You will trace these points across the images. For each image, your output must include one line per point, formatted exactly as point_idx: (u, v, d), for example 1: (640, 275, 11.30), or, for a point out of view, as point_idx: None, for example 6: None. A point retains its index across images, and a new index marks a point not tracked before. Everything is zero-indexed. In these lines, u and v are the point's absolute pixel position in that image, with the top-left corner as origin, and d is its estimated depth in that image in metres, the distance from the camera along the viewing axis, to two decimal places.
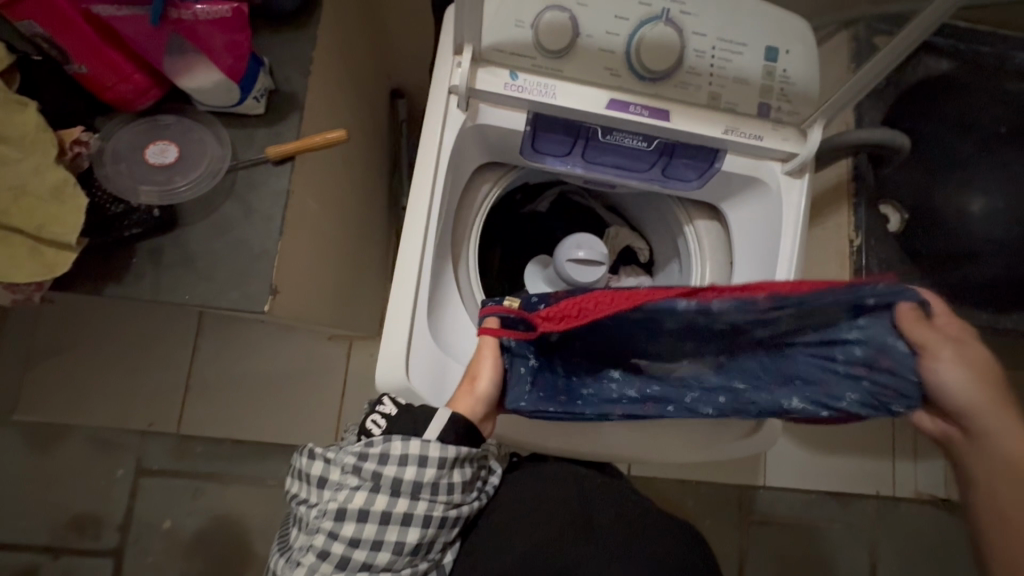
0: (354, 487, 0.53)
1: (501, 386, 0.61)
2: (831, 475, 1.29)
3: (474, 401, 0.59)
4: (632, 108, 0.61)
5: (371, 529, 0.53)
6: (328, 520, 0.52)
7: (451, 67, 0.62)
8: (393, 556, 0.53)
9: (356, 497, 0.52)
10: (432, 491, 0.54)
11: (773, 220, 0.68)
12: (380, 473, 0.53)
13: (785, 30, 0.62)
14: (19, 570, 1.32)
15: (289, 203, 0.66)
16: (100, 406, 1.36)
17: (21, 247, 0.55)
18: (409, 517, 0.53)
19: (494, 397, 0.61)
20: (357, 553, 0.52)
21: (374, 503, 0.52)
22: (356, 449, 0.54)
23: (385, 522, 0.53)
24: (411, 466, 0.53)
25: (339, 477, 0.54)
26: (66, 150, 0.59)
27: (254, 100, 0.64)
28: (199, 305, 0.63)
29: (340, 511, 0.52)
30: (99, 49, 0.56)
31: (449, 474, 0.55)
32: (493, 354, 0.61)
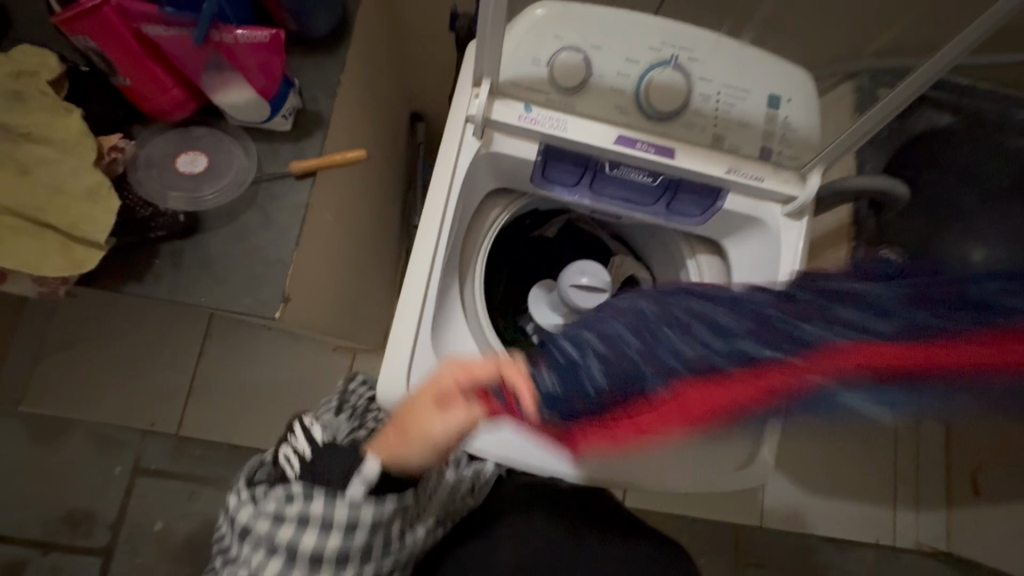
0: (269, 553, 0.51)
1: (431, 461, 0.47)
2: (826, 519, 1.28)
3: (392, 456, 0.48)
4: (638, 145, 0.64)
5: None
6: None
7: (469, 98, 0.65)
8: None
9: (271, 566, 0.51)
10: (360, 553, 0.53)
11: (771, 259, 0.70)
12: (301, 539, 0.51)
13: (789, 79, 0.66)
14: (9, 563, 1.32)
15: (307, 216, 0.69)
16: (106, 403, 1.38)
17: (51, 243, 0.58)
18: None
19: (414, 465, 0.48)
20: None
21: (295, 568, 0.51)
22: (273, 508, 0.51)
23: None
24: (336, 534, 0.51)
25: (259, 536, 0.52)
26: (104, 154, 0.62)
27: (283, 118, 0.68)
28: (213, 307, 0.65)
29: None
30: (144, 64, 0.60)
31: (378, 535, 0.53)
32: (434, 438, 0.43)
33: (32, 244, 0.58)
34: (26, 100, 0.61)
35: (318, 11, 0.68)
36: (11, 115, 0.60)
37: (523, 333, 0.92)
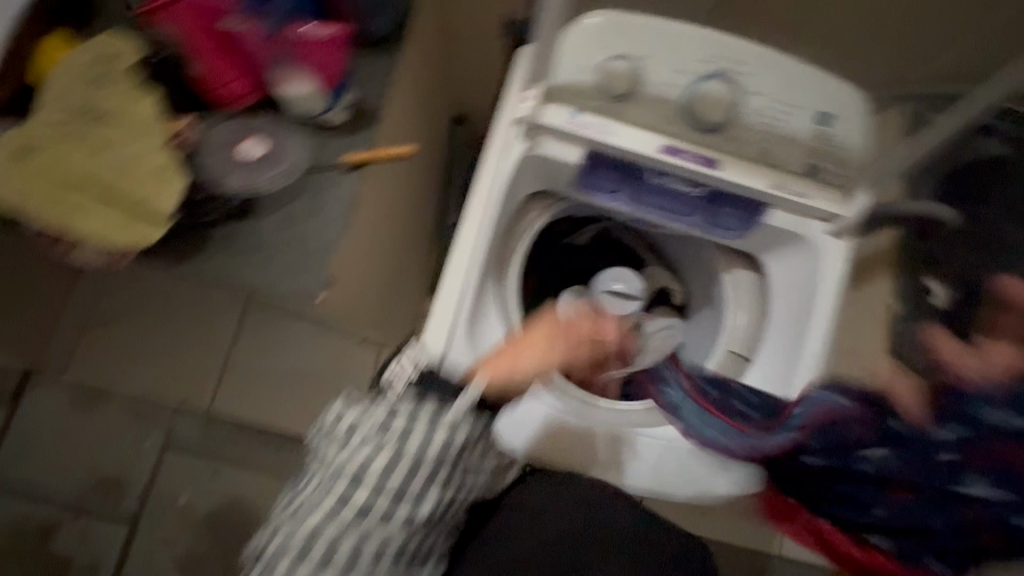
0: (372, 449, 0.56)
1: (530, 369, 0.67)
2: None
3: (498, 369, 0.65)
4: (682, 154, 0.64)
5: (385, 490, 0.55)
6: (344, 476, 0.55)
7: (518, 100, 0.66)
8: (405, 520, 0.57)
9: (375, 458, 0.55)
10: (449, 467, 0.59)
11: (809, 282, 0.71)
12: (405, 440, 0.56)
13: (838, 96, 0.65)
14: (42, 523, 1.39)
15: (352, 207, 0.72)
16: (142, 377, 1.44)
17: (121, 216, 0.63)
18: (422, 487, 0.57)
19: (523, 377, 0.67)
20: (367, 517, 0.55)
21: (395, 467, 0.56)
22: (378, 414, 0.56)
23: (399, 488, 0.56)
24: (435, 437, 0.57)
25: (364, 436, 0.56)
26: (172, 137, 0.67)
27: (339, 111, 0.72)
28: (260, 288, 0.69)
29: (358, 468, 0.55)
30: (217, 56, 0.65)
31: (466, 453, 0.60)
32: (541, 350, 0.68)
33: (104, 214, 0.63)
34: (106, 82, 0.65)
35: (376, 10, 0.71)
36: (95, 96, 0.65)
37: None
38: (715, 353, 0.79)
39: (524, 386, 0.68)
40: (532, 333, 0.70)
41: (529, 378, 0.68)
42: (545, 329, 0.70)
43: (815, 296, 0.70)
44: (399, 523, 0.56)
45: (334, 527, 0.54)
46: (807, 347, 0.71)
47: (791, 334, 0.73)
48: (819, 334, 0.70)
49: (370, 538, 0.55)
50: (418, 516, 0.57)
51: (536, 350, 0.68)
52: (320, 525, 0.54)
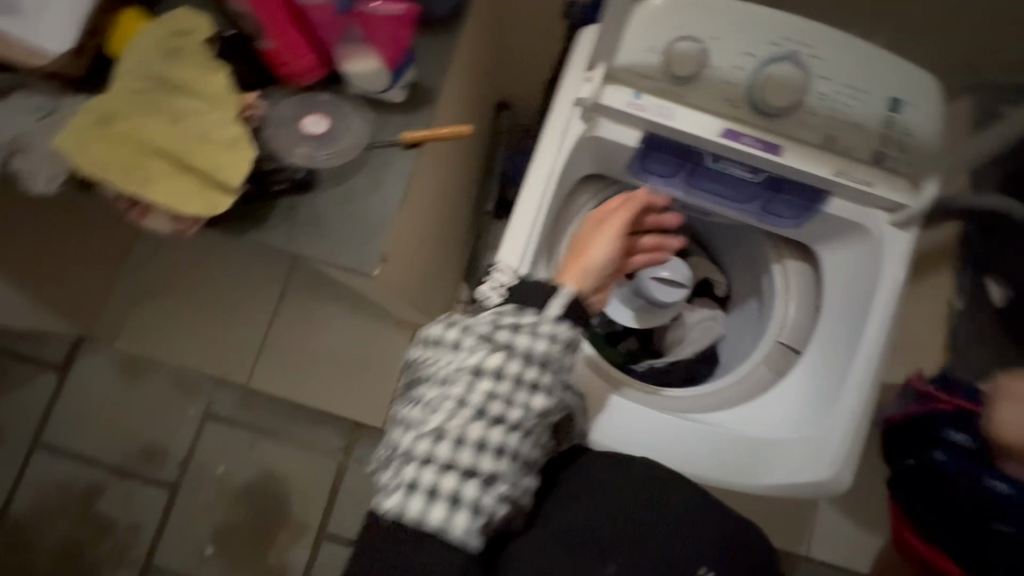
0: (486, 351, 0.53)
1: (610, 259, 0.64)
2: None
3: (581, 271, 0.62)
4: (744, 139, 0.64)
5: (501, 392, 0.53)
6: (461, 379, 0.53)
7: (579, 81, 0.66)
8: (523, 425, 0.53)
9: (489, 359, 0.53)
10: (557, 366, 0.55)
11: (876, 272, 0.68)
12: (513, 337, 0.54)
13: (912, 81, 0.63)
14: (94, 481, 1.50)
15: (408, 185, 0.73)
16: (188, 349, 1.52)
17: (193, 184, 0.65)
18: (536, 389, 0.54)
19: (602, 269, 0.63)
20: (482, 424, 0.52)
21: (509, 366, 0.53)
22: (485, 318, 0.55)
23: (512, 391, 0.53)
24: (543, 338, 0.55)
25: (469, 342, 0.54)
26: (243, 110, 0.69)
27: (399, 89, 0.72)
28: (319, 260, 0.71)
29: (476, 370, 0.53)
30: (291, 31, 0.66)
31: (573, 354, 0.57)
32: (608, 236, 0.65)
33: (177, 182, 0.65)
34: (181, 57, 0.68)
35: None
36: (169, 69, 0.67)
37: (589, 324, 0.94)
38: (764, 344, 0.78)
39: (607, 277, 0.65)
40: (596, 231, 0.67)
41: (609, 270, 0.65)
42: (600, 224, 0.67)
43: (876, 290, 0.68)
44: (516, 436, 0.53)
45: (454, 432, 0.51)
46: (865, 342, 0.67)
47: (847, 328, 0.71)
48: (878, 329, 0.67)
49: (486, 449, 0.52)
50: (534, 422, 0.54)
51: (602, 241, 0.65)
52: (441, 431, 0.51)
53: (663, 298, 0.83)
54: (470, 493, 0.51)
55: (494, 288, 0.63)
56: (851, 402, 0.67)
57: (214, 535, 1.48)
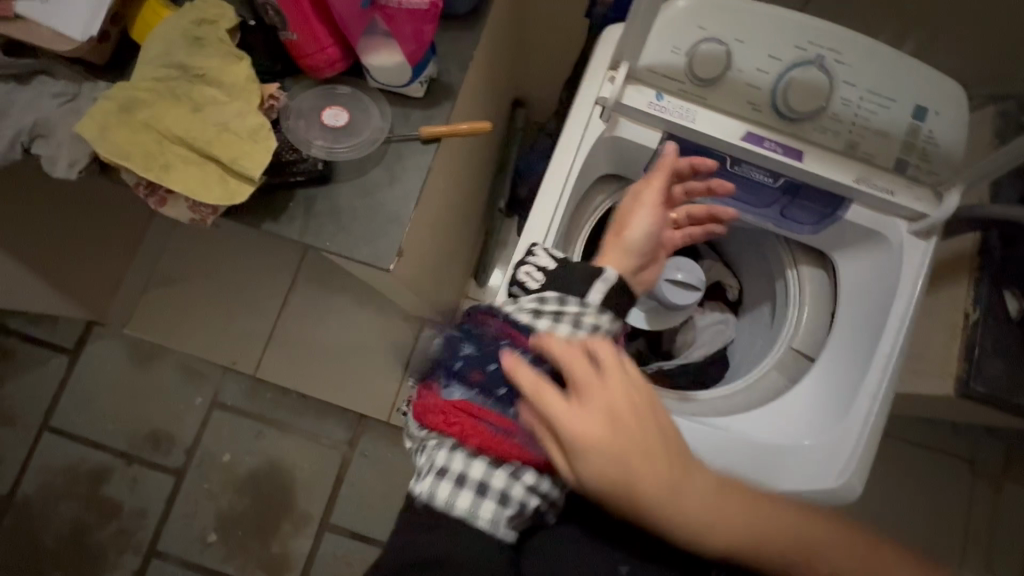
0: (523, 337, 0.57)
1: (652, 236, 0.63)
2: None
3: (620, 251, 0.62)
4: (765, 143, 0.64)
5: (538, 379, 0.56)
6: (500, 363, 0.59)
7: (601, 80, 0.66)
8: None
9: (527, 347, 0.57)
10: None
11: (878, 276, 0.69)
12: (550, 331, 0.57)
13: (941, 88, 0.62)
14: (100, 466, 1.52)
15: (427, 179, 0.74)
16: (197, 337, 1.54)
17: (214, 174, 0.65)
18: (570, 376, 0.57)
19: (643, 246, 0.62)
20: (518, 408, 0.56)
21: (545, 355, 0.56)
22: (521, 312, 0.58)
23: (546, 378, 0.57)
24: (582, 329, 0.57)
25: None
26: (264, 100, 0.68)
27: (419, 84, 0.72)
28: (335, 252, 0.71)
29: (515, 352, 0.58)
30: (311, 21, 0.66)
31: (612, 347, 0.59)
32: (648, 209, 0.63)
33: (197, 170, 0.65)
34: (203, 46, 0.68)
35: None
36: (192, 57, 0.67)
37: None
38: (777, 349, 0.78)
39: (653, 247, 0.64)
40: (633, 207, 0.64)
41: (650, 248, 0.63)
42: (637, 200, 0.64)
43: (892, 299, 0.68)
44: None
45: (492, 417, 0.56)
46: (879, 351, 0.67)
47: (860, 336, 0.70)
48: (893, 338, 0.67)
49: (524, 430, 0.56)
50: None
51: (639, 217, 0.63)
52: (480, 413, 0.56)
53: (678, 301, 0.82)
54: (500, 482, 0.54)
55: (533, 271, 0.63)
56: (855, 429, 0.67)
57: (218, 523, 1.49)
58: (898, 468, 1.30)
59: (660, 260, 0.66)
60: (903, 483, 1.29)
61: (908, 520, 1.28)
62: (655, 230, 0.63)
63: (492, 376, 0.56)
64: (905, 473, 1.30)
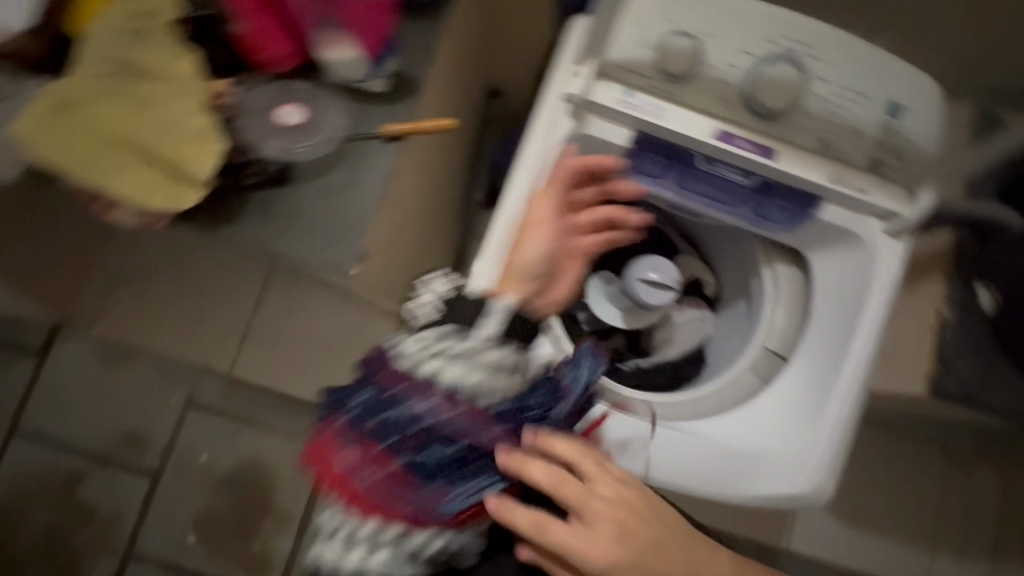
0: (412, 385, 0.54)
1: (544, 258, 0.64)
2: (844, 548, 1.28)
3: (512, 278, 0.64)
4: (737, 141, 0.61)
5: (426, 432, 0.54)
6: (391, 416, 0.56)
7: (568, 75, 0.64)
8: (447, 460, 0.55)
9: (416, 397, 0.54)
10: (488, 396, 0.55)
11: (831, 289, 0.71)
12: (444, 372, 0.54)
13: (914, 84, 0.60)
14: (73, 469, 1.48)
15: (391, 179, 0.70)
16: (169, 336, 1.50)
17: (158, 176, 0.61)
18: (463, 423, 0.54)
19: (535, 270, 0.64)
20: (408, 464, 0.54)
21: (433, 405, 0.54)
22: (414, 352, 0.55)
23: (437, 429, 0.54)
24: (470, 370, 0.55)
25: None
26: (212, 100, 0.65)
27: (379, 80, 0.68)
28: (295, 257, 0.68)
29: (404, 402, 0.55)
30: (264, 11, 0.63)
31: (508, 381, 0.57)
32: (538, 232, 0.64)
33: (138, 174, 0.61)
34: (147, 38, 0.64)
35: None
36: (135, 52, 0.63)
37: (576, 322, 0.94)
38: (751, 350, 0.77)
39: (549, 267, 0.65)
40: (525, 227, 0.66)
41: (546, 266, 0.64)
42: (527, 220, 0.65)
43: (865, 303, 0.67)
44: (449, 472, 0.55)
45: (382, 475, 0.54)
46: (851, 356, 0.67)
47: (833, 340, 0.70)
48: (864, 343, 0.67)
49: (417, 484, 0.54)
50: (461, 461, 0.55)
51: (533, 239, 0.64)
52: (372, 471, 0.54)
53: (651, 301, 0.81)
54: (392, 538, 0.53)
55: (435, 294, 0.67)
56: (827, 432, 0.67)
57: (197, 524, 1.47)
58: (872, 456, 1.32)
59: (563, 274, 0.67)
60: (879, 470, 1.31)
61: (881, 506, 1.31)
62: (547, 251, 0.64)
63: (382, 428, 0.54)
64: (879, 462, 1.32)
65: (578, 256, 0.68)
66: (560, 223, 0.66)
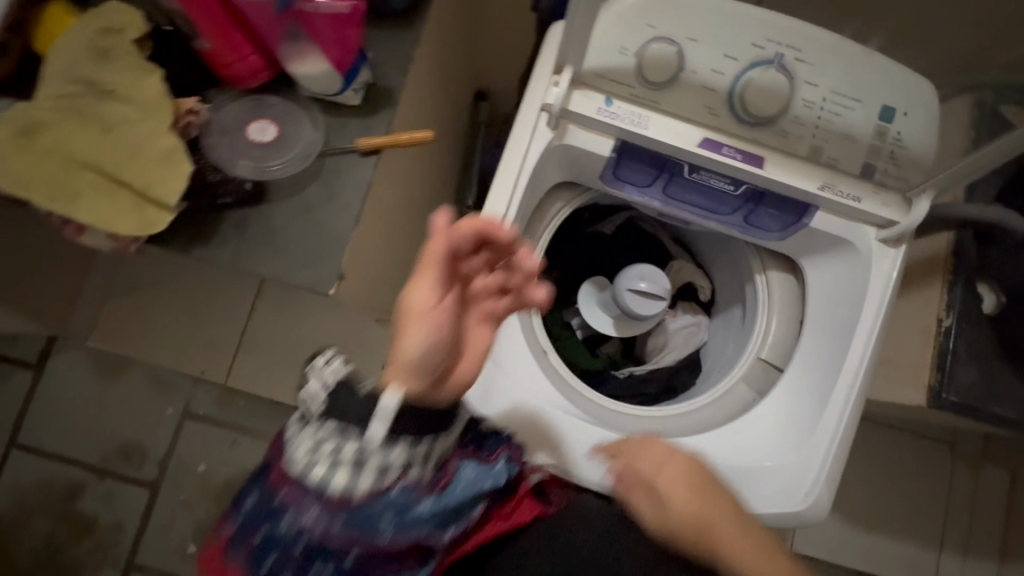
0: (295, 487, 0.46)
1: (435, 355, 0.45)
2: (849, 550, 1.26)
3: (399, 376, 0.44)
4: (723, 149, 0.59)
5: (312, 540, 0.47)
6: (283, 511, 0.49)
7: (546, 85, 0.60)
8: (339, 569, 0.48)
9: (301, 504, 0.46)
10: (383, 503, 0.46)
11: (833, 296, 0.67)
12: (329, 483, 0.45)
13: (909, 87, 0.57)
14: (72, 482, 1.48)
15: (368, 194, 0.68)
16: (163, 347, 1.50)
17: (128, 201, 0.60)
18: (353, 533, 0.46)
19: (425, 370, 0.45)
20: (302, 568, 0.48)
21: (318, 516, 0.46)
22: (302, 455, 0.46)
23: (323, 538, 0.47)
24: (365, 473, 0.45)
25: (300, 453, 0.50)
26: (179, 117, 0.62)
27: (353, 92, 0.66)
28: (272, 278, 0.66)
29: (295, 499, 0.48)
30: (226, 26, 0.59)
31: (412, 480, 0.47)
32: (418, 326, 0.43)
33: (108, 199, 0.59)
34: (112, 57, 0.62)
35: None
36: (100, 71, 0.61)
37: (569, 328, 0.94)
38: (744, 360, 0.74)
39: (447, 357, 0.46)
40: (402, 314, 0.44)
41: (439, 362, 0.45)
42: (403, 307, 0.44)
43: (860, 314, 0.64)
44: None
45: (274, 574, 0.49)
46: (846, 369, 0.65)
47: (828, 352, 0.67)
48: (860, 355, 0.64)
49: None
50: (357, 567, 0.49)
51: (410, 333, 0.44)
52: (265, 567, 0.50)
53: (643, 312, 0.79)
54: None
55: None
56: (822, 447, 0.65)
57: (197, 533, 1.47)
58: (876, 456, 1.29)
59: (467, 352, 0.48)
60: (884, 471, 1.29)
61: (887, 506, 1.28)
62: (440, 345, 0.44)
63: (266, 542, 0.48)
64: (883, 462, 1.29)
65: (488, 330, 0.50)
66: (456, 300, 0.46)
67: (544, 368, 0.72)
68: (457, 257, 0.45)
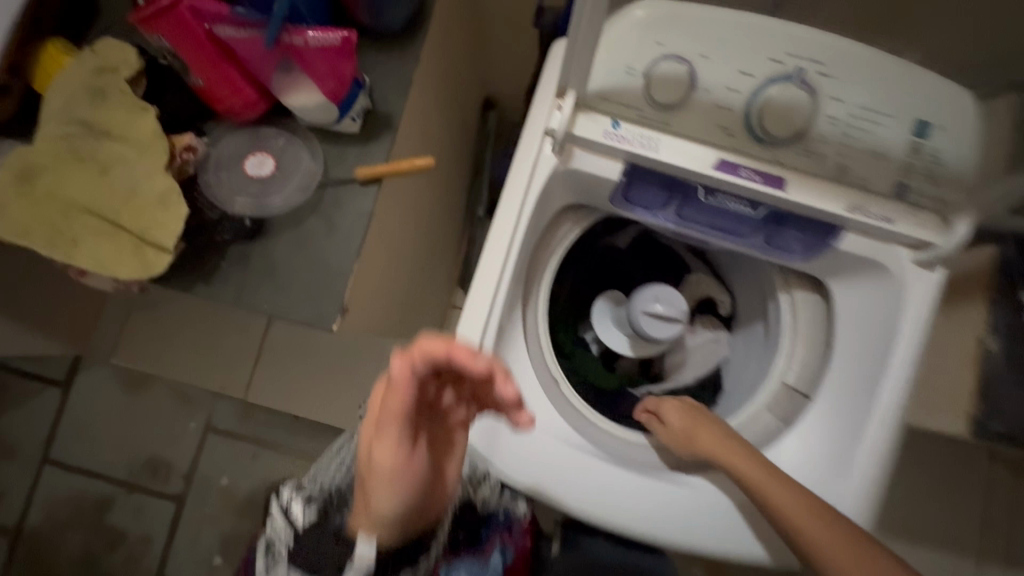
0: None
1: (411, 502, 0.49)
2: None
3: (372, 526, 0.49)
4: (740, 171, 0.55)
5: None
6: None
7: (549, 109, 0.57)
8: None
9: None
10: None
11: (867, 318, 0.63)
12: None
13: (949, 99, 0.52)
14: (102, 495, 1.52)
15: (369, 226, 0.66)
16: (185, 362, 1.53)
17: (127, 244, 0.59)
18: None
19: (403, 515, 0.49)
20: None
21: None
22: None
23: None
24: None
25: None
26: (176, 155, 0.61)
27: (351, 120, 0.64)
28: (274, 314, 0.65)
29: None
30: (219, 64, 0.57)
31: None
32: (385, 486, 0.47)
33: (107, 242, 0.58)
34: (107, 97, 0.61)
35: (394, 4, 0.63)
36: (96, 112, 0.61)
37: (583, 343, 0.90)
38: (767, 386, 0.70)
39: (425, 489, 0.50)
40: (372, 476, 0.47)
41: (416, 501, 0.49)
42: (373, 469, 0.47)
43: (894, 342, 0.60)
44: None
45: None
46: (880, 402, 0.60)
47: (859, 380, 0.63)
48: (894, 387, 0.60)
49: None
50: None
51: (381, 492, 0.47)
52: None
53: (659, 335, 0.75)
54: None
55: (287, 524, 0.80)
56: (855, 485, 0.60)
57: (222, 545, 1.49)
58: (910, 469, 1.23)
59: (447, 458, 0.53)
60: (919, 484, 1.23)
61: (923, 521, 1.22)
62: (415, 493, 0.49)
63: None
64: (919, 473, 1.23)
65: (463, 433, 0.53)
66: (420, 443, 0.48)
67: (555, 400, 0.69)
68: (419, 399, 0.46)
